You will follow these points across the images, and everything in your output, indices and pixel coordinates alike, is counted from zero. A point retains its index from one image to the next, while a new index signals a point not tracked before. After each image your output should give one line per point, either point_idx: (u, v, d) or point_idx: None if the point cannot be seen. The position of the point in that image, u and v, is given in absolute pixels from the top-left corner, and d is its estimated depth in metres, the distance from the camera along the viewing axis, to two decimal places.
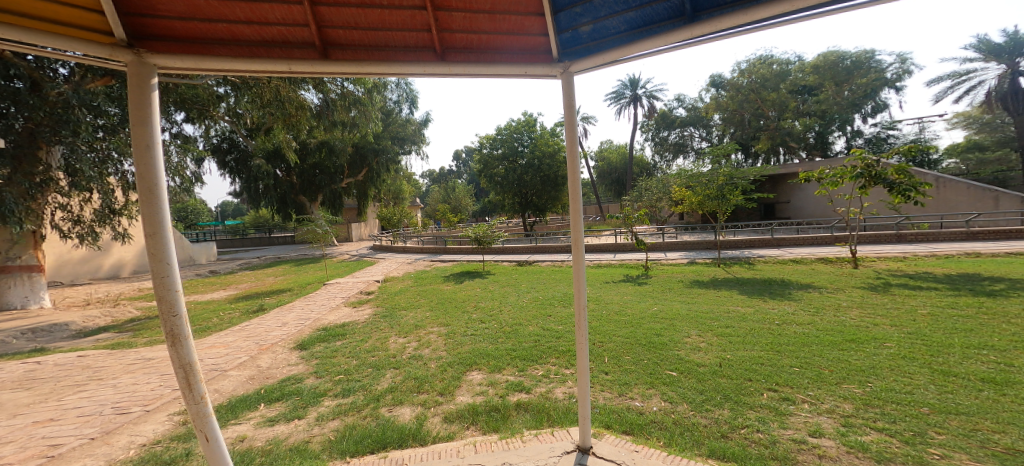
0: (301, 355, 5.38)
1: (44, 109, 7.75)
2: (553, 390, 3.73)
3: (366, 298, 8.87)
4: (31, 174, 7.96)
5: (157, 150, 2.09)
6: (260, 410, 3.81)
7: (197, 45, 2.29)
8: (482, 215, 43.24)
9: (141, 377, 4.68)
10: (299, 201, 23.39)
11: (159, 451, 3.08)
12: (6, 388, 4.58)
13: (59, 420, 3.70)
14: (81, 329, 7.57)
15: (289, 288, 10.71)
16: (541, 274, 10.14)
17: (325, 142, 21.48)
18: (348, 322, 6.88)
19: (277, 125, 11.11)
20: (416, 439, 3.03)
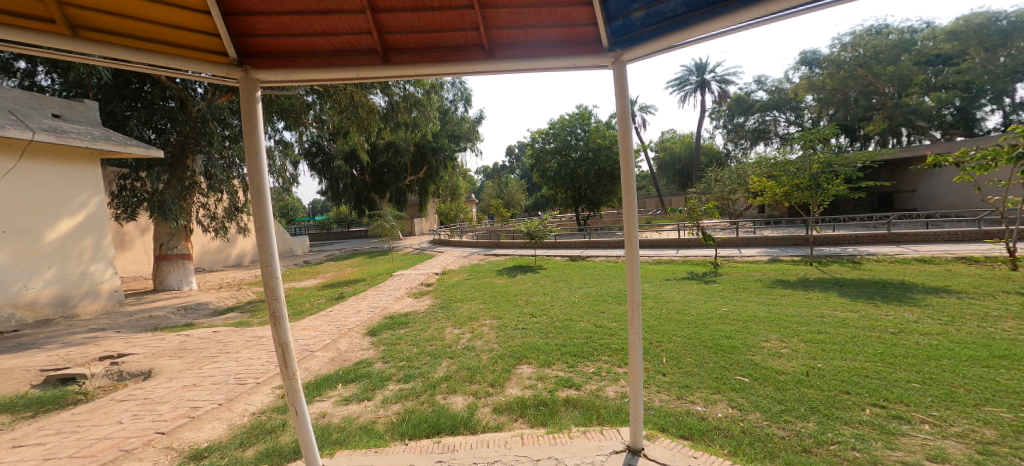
0: (371, 341, 5.81)
1: (190, 124, 9.41)
2: (605, 388, 3.64)
3: (425, 290, 9.33)
4: (183, 179, 9.70)
5: (262, 154, 2.34)
6: (338, 389, 4.17)
7: (285, 59, 2.54)
8: (534, 210, 43.10)
9: (256, 353, 5.35)
10: (371, 198, 25.10)
11: (264, 420, 3.49)
12: (166, 355, 5.46)
13: (200, 385, 4.32)
14: (217, 308, 8.82)
15: (363, 278, 11.58)
16: (595, 269, 9.98)
17: (391, 142, 22.71)
18: (410, 312, 7.30)
19: (352, 129, 12.02)
20: (467, 427, 3.16)
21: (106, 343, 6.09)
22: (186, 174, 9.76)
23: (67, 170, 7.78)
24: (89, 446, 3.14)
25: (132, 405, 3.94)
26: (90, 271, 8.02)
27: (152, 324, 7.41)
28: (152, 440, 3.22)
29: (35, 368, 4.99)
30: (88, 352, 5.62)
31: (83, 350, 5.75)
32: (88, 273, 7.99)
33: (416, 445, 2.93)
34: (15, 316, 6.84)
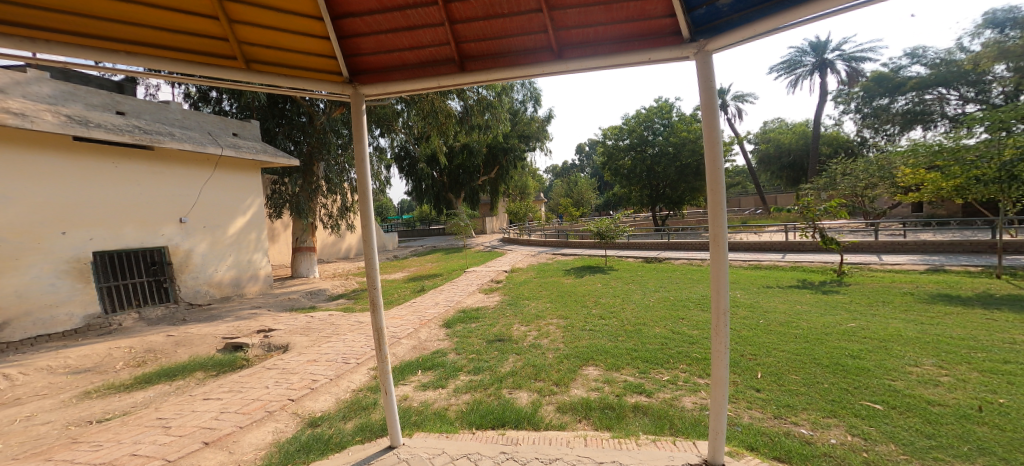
0: (446, 332, 6.17)
1: (315, 136, 11.01)
2: (682, 399, 3.46)
3: (495, 286, 9.61)
4: (313, 183, 11.31)
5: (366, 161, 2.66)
6: (418, 376, 4.50)
7: (381, 74, 2.81)
8: (605, 209, 41.91)
9: (356, 336, 5.99)
10: (448, 198, 26.37)
11: (361, 396, 3.92)
12: (297, 333, 6.39)
13: (318, 361, 4.95)
14: (331, 294, 9.95)
15: (440, 273, 12.28)
16: (671, 273, 9.51)
17: (465, 145, 23.59)
18: (481, 307, 7.63)
19: (432, 134, 12.76)
20: (530, 423, 3.23)
21: (260, 319, 7.51)
22: (316, 178, 11.37)
23: (243, 178, 9.67)
24: (248, 405, 3.84)
25: (274, 373, 4.68)
26: (254, 259, 9.96)
27: (287, 305, 8.73)
28: (285, 406, 3.80)
29: (218, 335, 6.48)
30: (250, 326, 7.01)
31: (248, 323, 7.22)
32: (253, 260, 9.93)
33: (482, 435, 3.09)
34: (209, 292, 8.82)
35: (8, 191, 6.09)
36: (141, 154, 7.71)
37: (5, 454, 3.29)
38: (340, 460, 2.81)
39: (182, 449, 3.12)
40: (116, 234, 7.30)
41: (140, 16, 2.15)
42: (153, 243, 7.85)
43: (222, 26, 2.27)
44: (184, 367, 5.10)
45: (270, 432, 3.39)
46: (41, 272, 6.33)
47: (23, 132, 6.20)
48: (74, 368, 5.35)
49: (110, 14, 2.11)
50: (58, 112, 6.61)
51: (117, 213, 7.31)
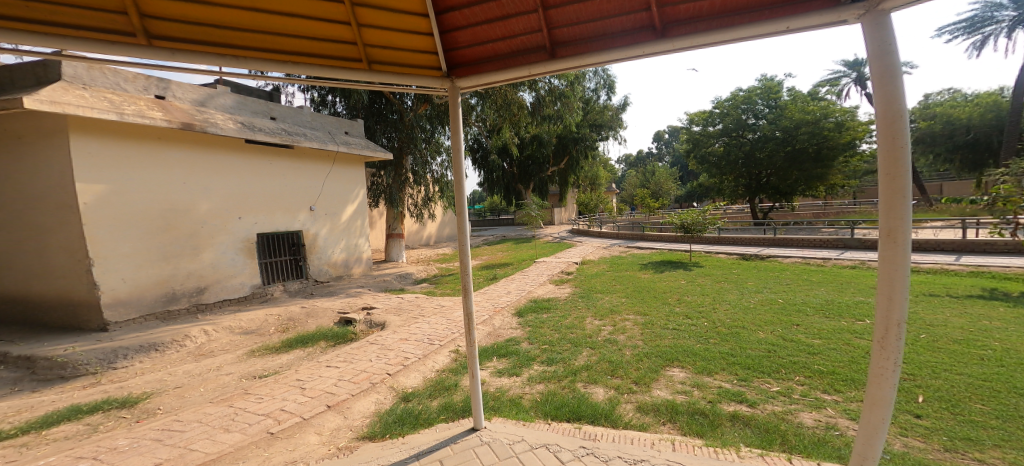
0: (519, 321, 6.24)
1: (404, 131, 11.80)
2: (800, 414, 3.10)
3: (567, 278, 9.50)
4: (402, 174, 12.20)
5: (461, 153, 2.78)
6: (494, 362, 4.63)
7: (474, 66, 2.88)
8: (687, 200, 39.25)
9: (437, 319, 6.33)
10: (518, 188, 26.66)
11: (444, 377, 4.13)
12: (390, 312, 6.96)
13: (409, 340, 5.33)
14: (417, 278, 10.69)
15: (511, 262, 12.51)
16: (776, 273, 8.58)
17: (536, 136, 23.56)
18: (552, 298, 7.60)
19: (505, 126, 12.99)
20: (608, 420, 3.14)
21: (363, 297, 8.36)
22: (404, 170, 12.24)
23: (352, 172, 10.74)
24: (357, 375, 4.30)
25: (376, 348, 5.14)
26: (357, 243, 10.93)
27: (381, 285, 9.57)
28: (384, 379, 4.18)
29: (334, 310, 7.39)
30: (357, 303, 7.87)
31: (356, 300, 8.10)
32: (358, 244, 10.96)
33: (558, 426, 3.07)
34: (329, 271, 10.00)
35: (208, 184, 7.55)
36: (286, 152, 9.00)
37: (205, 398, 4.15)
38: (429, 436, 2.99)
39: (312, 410, 3.61)
40: (272, 219, 8.67)
41: (292, 27, 2.43)
42: (293, 227, 9.13)
43: (352, 30, 2.49)
44: (314, 335, 5.94)
45: (373, 402, 3.76)
46: (226, 248, 7.77)
47: (216, 136, 7.59)
48: (245, 329, 6.63)
49: (268, 27, 2.40)
50: (235, 120, 7.91)
51: (271, 201, 8.65)
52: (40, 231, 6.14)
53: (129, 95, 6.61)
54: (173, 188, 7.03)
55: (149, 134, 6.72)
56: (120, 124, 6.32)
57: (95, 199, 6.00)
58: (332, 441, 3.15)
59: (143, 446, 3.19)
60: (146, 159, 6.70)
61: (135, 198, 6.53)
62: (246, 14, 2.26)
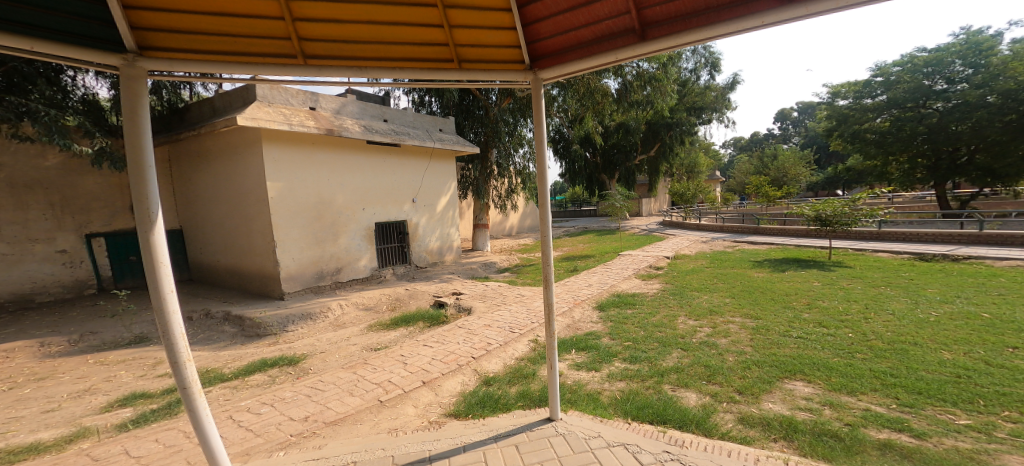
0: (600, 315, 6.12)
1: (489, 126, 12.18)
2: (1006, 457, 2.51)
3: (655, 273, 9.02)
4: (487, 166, 12.72)
5: (545, 145, 2.79)
6: (572, 354, 4.62)
7: (558, 56, 2.84)
8: (817, 190, 33.75)
9: (517, 307, 6.50)
10: (601, 179, 25.93)
11: (523, 365, 4.24)
12: (475, 298, 7.34)
13: (491, 327, 5.56)
14: (501, 267, 11.08)
15: (593, 254, 12.27)
16: (978, 279, 6.76)
17: (622, 123, 22.39)
18: (638, 293, 7.30)
19: (587, 115, 12.72)
20: (701, 428, 2.95)
21: (454, 283, 8.96)
22: (489, 163, 12.74)
23: (446, 166, 11.40)
24: (447, 356, 4.63)
25: (464, 332, 5.46)
26: (447, 233, 11.57)
27: (467, 273, 10.10)
28: (470, 362, 4.42)
29: (430, 294, 8.05)
30: (446, 288, 8.43)
31: (450, 285, 8.71)
32: (449, 234, 11.64)
33: (639, 427, 2.98)
34: (426, 257, 10.90)
35: (343, 180, 8.97)
36: (400, 150, 10.14)
37: (336, 364, 4.95)
38: (507, 421, 3.10)
39: (410, 384, 3.99)
40: (386, 210, 9.88)
41: (391, 34, 2.62)
42: (401, 217, 10.22)
43: (445, 32, 2.63)
44: (414, 316, 6.60)
45: (460, 382, 4.02)
46: (355, 235, 9.21)
47: (348, 139, 8.92)
48: (367, 305, 7.72)
49: (379, 37, 2.63)
50: (359, 124, 9.11)
51: (388, 195, 9.90)
52: (246, 218, 8.25)
53: (293, 109, 8.22)
54: (322, 184, 8.60)
55: (309, 141, 8.35)
56: (288, 133, 7.93)
57: (278, 195, 7.83)
58: (425, 414, 3.46)
59: (298, 400, 3.90)
60: (304, 161, 8.28)
61: (298, 194, 8.17)
62: (367, 27, 2.53)
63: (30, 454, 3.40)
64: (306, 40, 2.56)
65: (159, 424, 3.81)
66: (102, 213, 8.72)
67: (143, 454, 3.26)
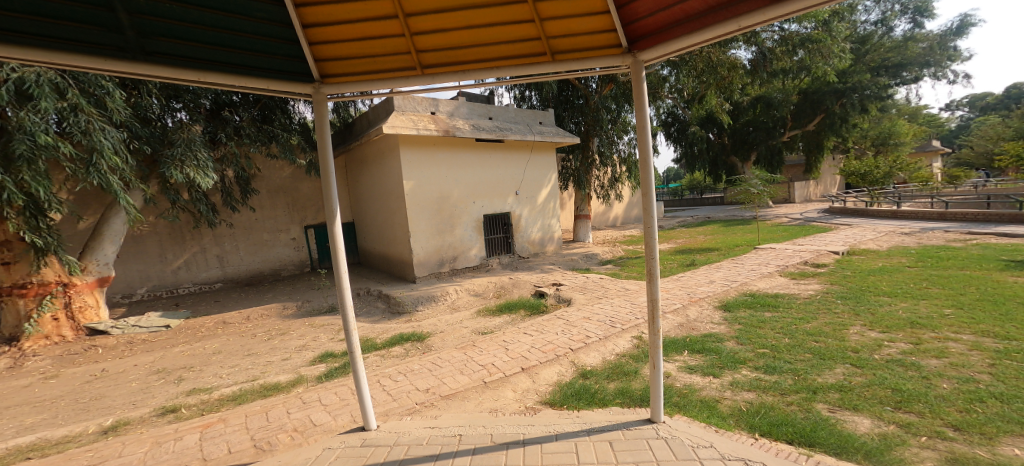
0: (724, 316, 5.54)
1: (590, 114, 11.87)
2: None
3: (811, 271, 7.56)
4: (586, 156, 12.36)
5: (647, 131, 2.64)
6: (683, 355, 4.30)
7: (662, 33, 2.58)
8: None
9: (620, 302, 6.29)
10: (730, 162, 23.21)
11: (624, 361, 4.10)
12: (576, 290, 7.34)
13: (591, 320, 5.50)
14: (602, 258, 10.81)
15: (717, 247, 11.05)
16: None
17: (761, 96, 20.02)
18: (783, 294, 6.29)
19: (708, 93, 11.54)
20: (870, 459, 2.44)
21: (555, 274, 9.06)
22: (591, 152, 12.36)
23: (547, 157, 11.50)
24: (545, 345, 4.74)
25: (563, 323, 5.52)
26: (547, 224, 11.67)
27: (569, 264, 10.10)
28: (568, 353, 4.45)
29: (532, 284, 8.29)
30: (547, 278, 8.60)
31: (553, 276, 8.83)
32: (550, 225, 11.73)
33: (770, 445, 2.62)
34: (527, 248, 11.18)
35: (458, 177, 9.73)
36: (509, 145, 10.64)
37: (448, 344, 5.49)
38: (603, 417, 3.05)
39: (510, 369, 4.20)
40: (492, 203, 10.41)
41: (495, 35, 2.74)
42: (505, 209, 10.67)
43: (537, 26, 2.65)
44: (517, 303, 6.92)
45: (557, 372, 4.10)
46: (468, 227, 9.95)
47: (460, 138, 9.59)
48: (475, 291, 8.29)
49: (479, 40, 2.78)
50: (468, 123, 9.76)
51: (496, 188, 10.46)
52: (391, 211, 9.76)
53: (416, 114, 9.18)
54: (443, 181, 9.48)
55: (430, 142, 9.23)
56: (417, 136, 8.94)
57: (411, 191, 8.97)
58: (522, 399, 3.61)
59: (424, 372, 4.44)
60: (429, 161, 9.25)
61: (424, 190, 9.19)
62: (467, 33, 2.71)
63: (273, 391, 4.62)
64: (422, 52, 2.86)
65: (334, 380, 4.77)
66: (314, 210, 11.52)
67: (328, 403, 4.09)
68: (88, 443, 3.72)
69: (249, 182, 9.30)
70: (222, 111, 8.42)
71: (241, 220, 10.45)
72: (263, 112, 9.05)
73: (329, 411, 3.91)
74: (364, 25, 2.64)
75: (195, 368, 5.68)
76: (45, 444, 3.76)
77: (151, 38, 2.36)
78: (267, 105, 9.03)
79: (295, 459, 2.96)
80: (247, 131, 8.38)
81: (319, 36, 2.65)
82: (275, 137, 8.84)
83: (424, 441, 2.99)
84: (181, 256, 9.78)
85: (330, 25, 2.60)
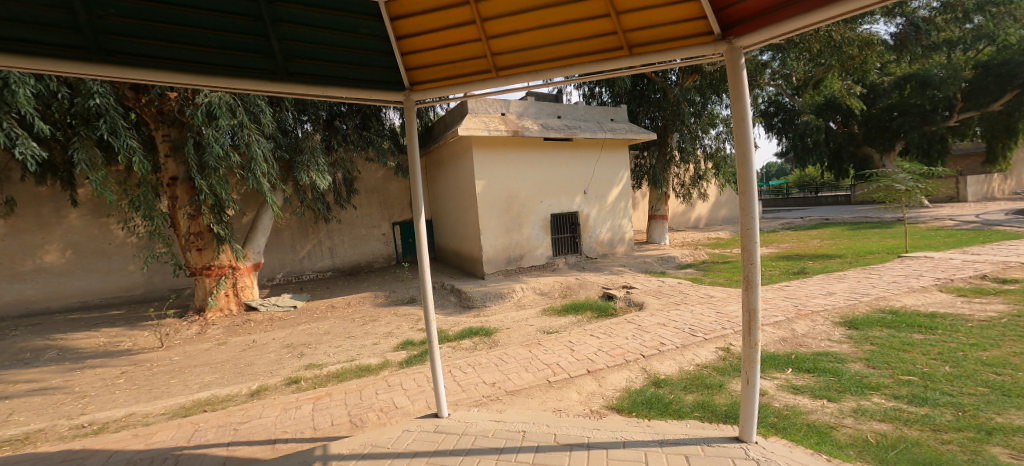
0: (847, 334, 4.71)
1: (669, 108, 11.28)
2: None
3: (988, 287, 6.03)
4: (666, 153, 11.74)
5: (748, 123, 2.36)
6: (787, 373, 3.82)
7: (768, 14, 2.13)
8: None
9: (704, 309, 5.84)
10: (863, 153, 20.54)
11: (705, 374, 3.84)
12: (650, 294, 7.02)
13: (667, 326, 5.22)
14: (680, 262, 10.23)
15: (838, 255, 9.71)
16: None
17: (912, 74, 17.47)
18: (944, 314, 5.10)
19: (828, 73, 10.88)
20: None
21: (624, 276, 8.77)
22: (669, 148, 11.74)
23: (618, 155, 11.12)
24: (614, 349, 4.62)
25: (632, 327, 5.32)
26: (619, 224, 11.30)
27: (642, 266, 9.72)
28: (638, 359, 4.29)
29: (598, 285, 8.11)
30: (617, 280, 8.36)
31: (619, 278, 8.57)
32: (622, 225, 11.33)
33: None
34: (596, 249, 10.92)
35: (526, 176, 9.82)
36: (577, 144, 10.45)
37: (515, 340, 5.58)
38: (678, 428, 2.91)
39: (575, 371, 4.16)
40: (559, 202, 10.35)
41: (569, 32, 2.70)
42: (573, 208, 10.53)
43: (612, 20, 2.53)
44: (584, 304, 6.81)
45: (625, 378, 3.96)
46: (535, 226, 10.00)
47: (528, 138, 9.63)
48: (541, 290, 8.30)
49: (554, 39, 2.78)
50: (537, 123, 9.79)
51: (563, 186, 10.35)
52: (464, 210, 10.18)
53: (488, 116, 9.46)
54: (512, 180, 9.64)
55: (499, 143, 9.41)
56: (488, 137, 9.21)
57: (482, 191, 9.28)
58: (587, 403, 3.55)
59: (491, 366, 4.59)
60: (500, 161, 9.48)
61: (495, 189, 9.44)
62: (540, 32, 2.71)
63: (367, 372, 5.15)
64: (497, 54, 2.96)
65: (413, 367, 5.15)
66: (400, 208, 12.37)
67: (408, 388, 4.45)
68: (243, 403, 4.47)
69: (351, 185, 10.18)
70: (335, 122, 9.20)
71: (347, 217, 11.69)
72: (362, 121, 9.68)
73: (409, 396, 4.23)
74: (446, 32, 2.83)
75: (313, 345, 6.46)
76: (211, 401, 4.59)
77: (294, 60, 2.86)
78: (366, 114, 9.67)
79: (379, 437, 3.21)
80: (351, 137, 9.27)
81: (411, 46, 2.93)
82: (373, 142, 9.62)
83: (490, 433, 3.09)
84: (306, 247, 11.18)
85: (419, 34, 2.84)
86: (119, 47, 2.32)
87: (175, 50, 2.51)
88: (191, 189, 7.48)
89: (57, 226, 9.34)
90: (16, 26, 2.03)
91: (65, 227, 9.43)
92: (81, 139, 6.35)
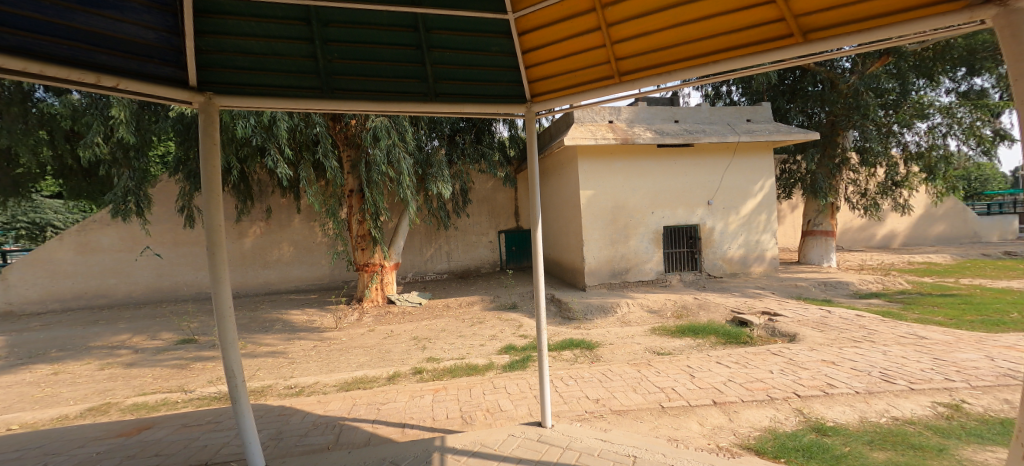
0: None
1: (841, 101, 10.06)
2: None
3: None
4: (834, 156, 10.58)
5: None
6: None
7: None
8: None
9: (911, 353, 4.72)
10: None
11: (911, 432, 3.05)
12: (808, 325, 6.11)
13: (838, 365, 4.46)
14: (859, 291, 8.65)
15: None
16: None
17: None
18: None
19: None
20: None
21: (765, 300, 7.79)
22: (839, 150, 10.54)
23: (761, 160, 9.94)
24: (751, 382, 4.11)
25: (779, 361, 4.70)
26: (760, 240, 10.07)
27: (796, 291, 8.55)
28: (789, 398, 3.72)
29: (727, 308, 7.34)
30: (757, 305, 7.46)
31: (755, 301, 7.70)
32: (761, 241, 10.06)
33: None
34: (723, 267, 9.87)
35: (635, 185, 9.42)
36: (691, 150, 9.63)
37: (622, 358, 5.31)
38: None
39: (698, 399, 3.81)
40: (674, 214, 9.68)
41: (712, 28, 2.40)
42: (692, 221, 9.74)
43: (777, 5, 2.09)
44: (705, 328, 6.21)
45: (768, 417, 3.44)
46: (643, 238, 9.51)
47: (639, 146, 9.24)
48: (650, 308, 7.83)
49: (693, 36, 2.51)
50: (651, 129, 9.31)
51: (675, 196, 9.64)
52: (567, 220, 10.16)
53: (594, 124, 9.37)
54: (619, 190, 9.34)
55: (606, 151, 9.23)
56: (593, 146, 9.10)
57: (587, 201, 9.17)
58: (712, 437, 3.18)
59: (593, 382, 4.44)
60: (607, 170, 9.27)
61: (601, 199, 9.25)
62: (675, 31, 2.52)
63: (475, 371, 5.39)
64: (621, 59, 2.87)
65: (515, 372, 5.24)
66: (505, 218, 12.86)
67: (512, 392, 4.53)
68: (382, 385, 5.10)
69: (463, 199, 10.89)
70: (455, 137, 9.92)
71: (462, 225, 12.49)
72: (476, 135, 10.20)
73: (512, 400, 4.30)
74: (568, 42, 2.91)
75: (432, 339, 7.05)
76: (363, 380, 5.32)
77: (441, 82, 3.25)
78: (480, 128, 10.12)
79: (487, 437, 3.31)
80: (467, 150, 9.96)
81: (534, 58, 3.10)
82: (485, 155, 10.10)
83: (595, 452, 2.95)
84: (427, 251, 12.25)
85: (542, 47, 2.99)
86: (337, 84, 3.08)
87: (370, 83, 3.16)
88: (361, 200, 8.74)
89: (287, 229, 11.74)
90: (285, 75, 2.93)
91: (292, 229, 11.80)
92: (305, 162, 8.02)
